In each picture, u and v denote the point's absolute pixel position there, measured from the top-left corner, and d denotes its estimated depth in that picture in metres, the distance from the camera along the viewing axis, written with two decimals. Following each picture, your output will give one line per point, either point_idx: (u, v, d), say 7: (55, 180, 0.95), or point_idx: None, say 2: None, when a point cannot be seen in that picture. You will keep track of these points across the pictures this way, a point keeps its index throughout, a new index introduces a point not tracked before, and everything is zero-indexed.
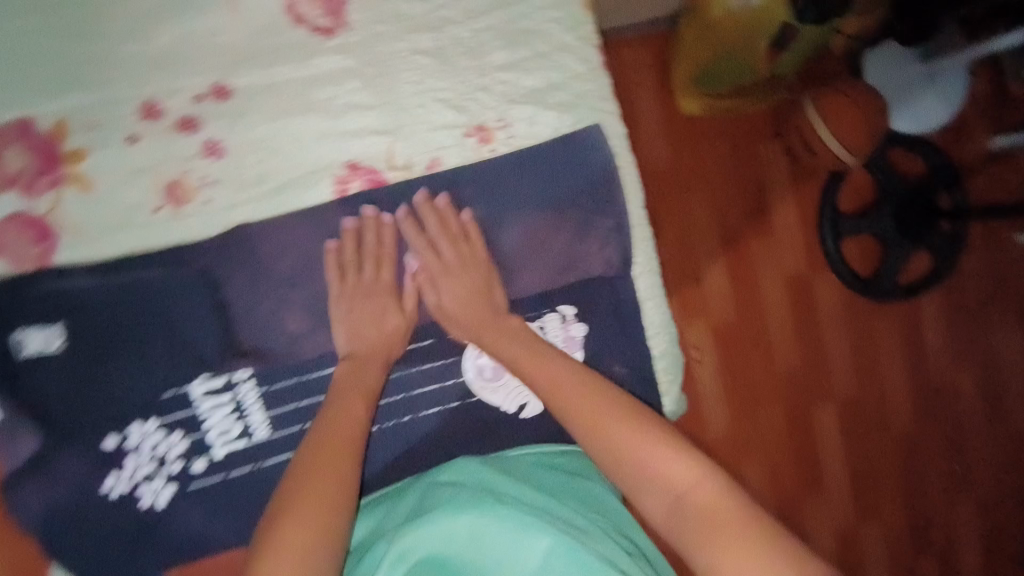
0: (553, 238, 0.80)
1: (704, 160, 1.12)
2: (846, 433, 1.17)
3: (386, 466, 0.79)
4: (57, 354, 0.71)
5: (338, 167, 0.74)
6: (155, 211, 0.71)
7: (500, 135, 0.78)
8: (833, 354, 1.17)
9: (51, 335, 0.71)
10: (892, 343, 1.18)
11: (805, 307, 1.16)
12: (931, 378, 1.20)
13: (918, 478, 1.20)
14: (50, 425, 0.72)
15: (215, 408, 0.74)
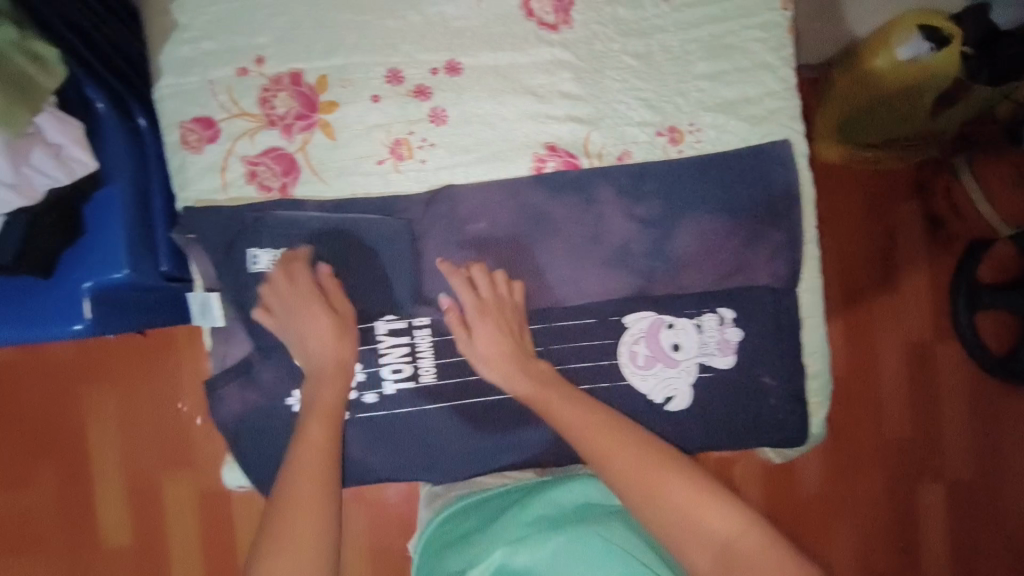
0: (725, 242, 0.83)
1: (847, 207, 1.35)
2: (945, 505, 1.40)
3: (530, 428, 0.85)
4: (278, 274, 0.79)
5: (538, 146, 0.81)
6: (379, 163, 0.81)
7: (689, 138, 0.82)
8: (919, 417, 1.39)
9: (277, 256, 0.79)
10: (962, 419, 1.41)
11: (916, 376, 1.39)
12: (992, 458, 1.41)
13: (957, 539, 1.41)
14: (257, 332, 0.81)
15: (393, 347, 0.83)
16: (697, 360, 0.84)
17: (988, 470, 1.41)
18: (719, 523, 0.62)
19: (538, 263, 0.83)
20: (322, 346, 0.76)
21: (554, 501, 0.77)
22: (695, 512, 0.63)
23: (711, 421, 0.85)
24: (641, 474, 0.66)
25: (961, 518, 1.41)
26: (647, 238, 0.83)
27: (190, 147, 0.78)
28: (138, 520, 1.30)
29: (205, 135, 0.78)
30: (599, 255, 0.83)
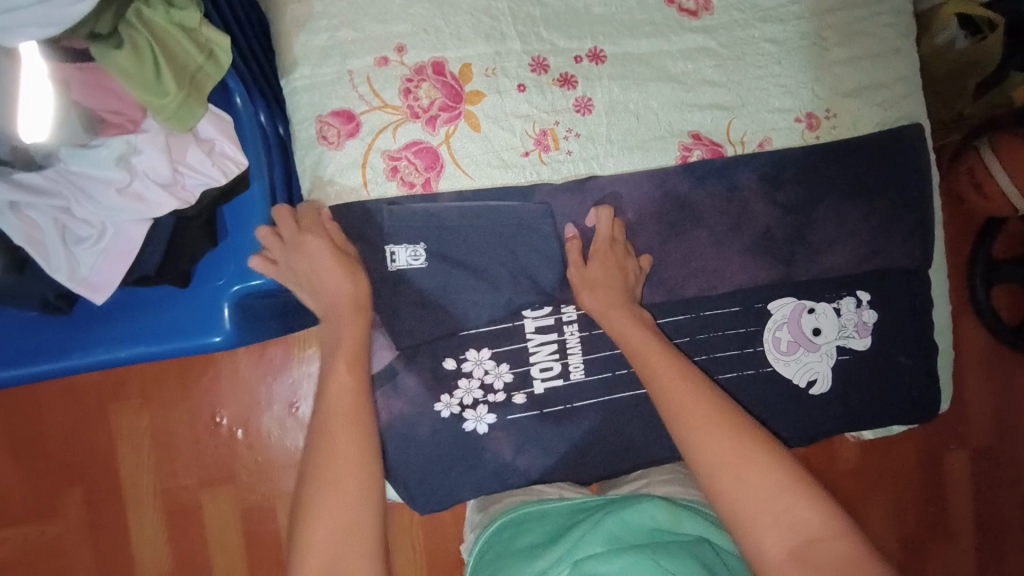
0: (862, 225, 0.84)
1: None
2: (970, 475, 1.49)
3: None
4: (418, 271, 0.75)
5: (684, 135, 0.81)
6: (525, 154, 0.78)
7: (826, 124, 0.83)
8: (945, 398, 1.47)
9: (415, 251, 0.75)
10: (985, 397, 1.49)
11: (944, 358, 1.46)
12: (1012, 431, 1.50)
13: (987, 511, 1.50)
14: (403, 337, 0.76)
15: (542, 345, 0.80)
16: (837, 343, 0.84)
17: (1008, 442, 1.50)
18: (796, 517, 0.58)
19: (685, 252, 0.81)
20: (332, 280, 0.67)
21: (622, 521, 0.65)
22: (771, 504, 0.59)
23: (852, 402, 0.85)
24: (720, 462, 0.61)
25: (985, 488, 1.49)
26: (789, 224, 0.83)
27: (329, 143, 0.74)
28: (180, 550, 1.15)
29: (345, 129, 0.74)
30: (743, 241, 0.82)
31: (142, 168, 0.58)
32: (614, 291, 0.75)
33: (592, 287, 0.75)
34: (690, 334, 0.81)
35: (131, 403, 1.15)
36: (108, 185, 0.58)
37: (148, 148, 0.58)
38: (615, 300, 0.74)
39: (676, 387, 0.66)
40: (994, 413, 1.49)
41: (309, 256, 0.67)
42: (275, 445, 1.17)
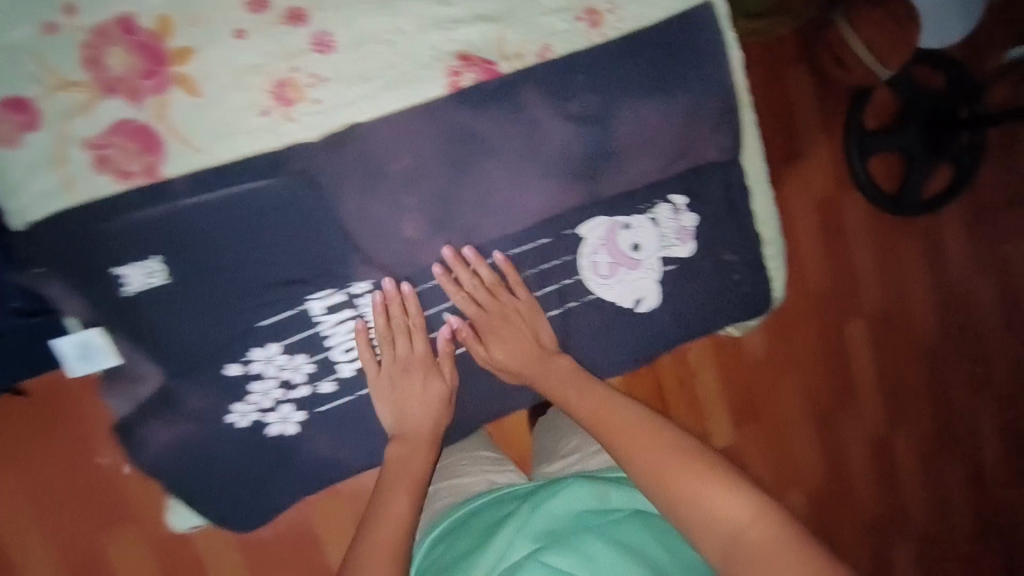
0: (666, 126, 0.77)
1: None
2: (868, 340, 1.53)
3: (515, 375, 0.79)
4: (158, 290, 0.65)
5: (449, 58, 0.70)
6: (263, 114, 0.66)
7: (610, 19, 0.74)
8: (844, 271, 1.48)
9: (149, 270, 0.65)
10: (870, 260, 1.50)
11: (836, 228, 1.46)
12: (898, 288, 1.55)
13: (887, 370, 1.56)
14: (214, 377, 0.69)
15: (337, 325, 0.72)
16: (658, 255, 0.81)
17: (895, 303, 1.55)
18: (723, 508, 0.52)
19: (477, 191, 0.73)
20: (414, 405, 0.69)
21: (556, 521, 0.62)
22: (690, 498, 0.54)
23: (682, 312, 0.83)
24: (651, 465, 0.56)
25: (882, 353, 1.55)
26: (587, 137, 0.75)
27: (4, 141, 0.61)
28: None
29: (21, 121, 0.61)
30: (540, 167, 0.75)
31: None
32: (524, 342, 0.72)
33: (500, 344, 0.72)
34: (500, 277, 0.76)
35: None
36: None
37: None
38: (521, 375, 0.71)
39: (591, 403, 0.65)
40: (881, 276, 1.52)
41: (402, 386, 0.69)
42: None
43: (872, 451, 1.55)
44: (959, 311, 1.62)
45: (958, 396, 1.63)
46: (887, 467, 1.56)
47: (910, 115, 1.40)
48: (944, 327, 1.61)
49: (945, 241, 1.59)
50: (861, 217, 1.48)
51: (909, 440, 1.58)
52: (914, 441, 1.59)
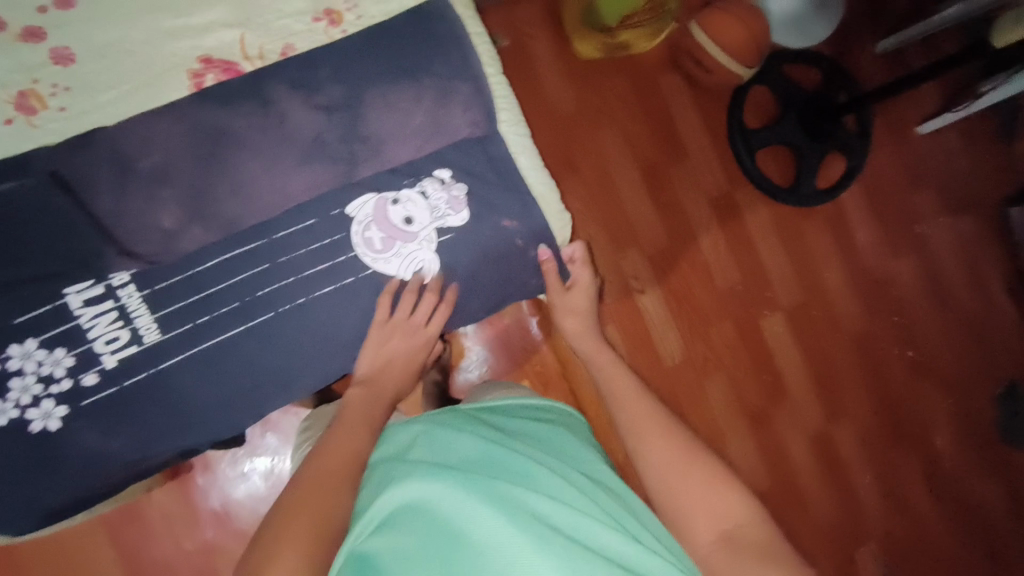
0: (417, 106, 0.82)
1: (610, 97, 1.35)
2: (793, 337, 1.40)
3: (302, 360, 0.79)
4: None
5: (191, 61, 0.77)
6: (9, 123, 0.72)
7: (350, 17, 0.82)
8: (752, 262, 1.39)
9: None
10: (774, 248, 1.40)
11: (734, 219, 1.39)
12: (818, 279, 1.42)
13: (825, 369, 1.41)
14: None
15: (98, 317, 0.74)
16: (434, 227, 0.82)
17: (817, 293, 1.42)
18: (721, 506, 0.61)
19: (232, 180, 0.77)
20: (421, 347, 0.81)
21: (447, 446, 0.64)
22: (699, 490, 0.62)
23: (469, 281, 0.85)
24: (667, 458, 0.66)
25: (810, 350, 1.40)
26: (339, 124, 0.80)
27: None
28: None
29: None
30: (295, 154, 0.79)
31: None
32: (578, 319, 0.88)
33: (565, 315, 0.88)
34: (265, 260, 0.78)
35: None
36: None
37: None
38: (594, 340, 0.84)
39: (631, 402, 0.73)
40: (795, 265, 1.41)
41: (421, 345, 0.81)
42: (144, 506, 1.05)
43: (821, 457, 1.39)
44: (886, 298, 1.44)
45: (915, 395, 1.44)
46: (842, 475, 1.39)
47: (788, 107, 1.36)
48: (888, 315, 1.44)
49: (865, 224, 1.44)
50: (761, 211, 1.40)
51: (864, 443, 1.41)
52: (870, 443, 1.41)
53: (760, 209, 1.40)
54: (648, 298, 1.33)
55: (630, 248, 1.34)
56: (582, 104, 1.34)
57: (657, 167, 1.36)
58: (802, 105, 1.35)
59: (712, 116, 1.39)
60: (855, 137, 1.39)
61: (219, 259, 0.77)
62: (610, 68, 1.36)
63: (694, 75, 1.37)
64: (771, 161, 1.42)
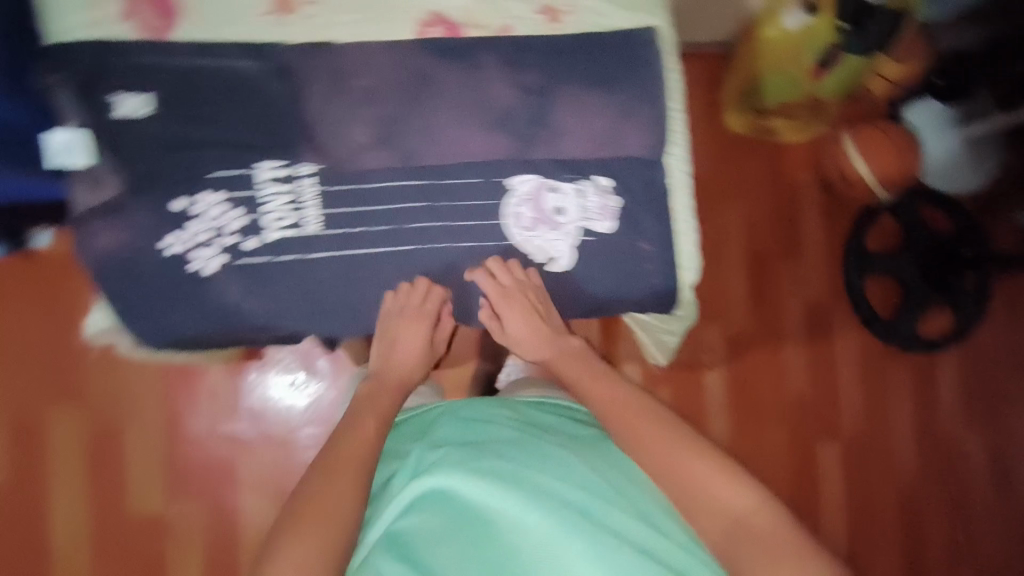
0: (601, 114, 0.89)
1: (749, 173, 1.40)
2: (839, 468, 1.35)
3: (423, 295, 0.86)
4: (144, 119, 0.79)
5: (424, 13, 0.85)
6: (263, 14, 0.81)
7: (569, 18, 0.88)
8: (827, 380, 1.37)
9: (137, 102, 0.78)
10: (849, 374, 1.38)
11: (822, 331, 1.38)
12: (881, 420, 1.38)
13: (862, 511, 1.35)
14: (157, 204, 0.80)
15: (277, 194, 0.83)
16: (578, 226, 0.90)
17: (877, 436, 1.38)
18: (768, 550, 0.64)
19: (425, 122, 0.86)
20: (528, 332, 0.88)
21: (473, 428, 0.80)
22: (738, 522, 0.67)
23: (589, 283, 0.92)
24: (675, 458, 0.72)
25: (855, 491, 1.35)
26: (529, 104, 0.88)
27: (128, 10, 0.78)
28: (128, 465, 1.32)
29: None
30: (484, 118, 0.87)
31: None
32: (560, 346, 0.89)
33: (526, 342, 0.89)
34: (429, 199, 0.87)
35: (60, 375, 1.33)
36: None
37: None
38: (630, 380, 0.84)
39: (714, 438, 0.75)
40: (864, 397, 1.38)
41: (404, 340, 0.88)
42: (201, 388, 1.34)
43: None
44: (945, 465, 1.39)
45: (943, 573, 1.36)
46: None
47: (912, 245, 1.30)
48: (943, 480, 1.38)
49: (949, 384, 1.40)
50: (848, 334, 1.39)
51: None
52: None
53: (845, 330, 1.38)
54: (713, 375, 1.33)
55: (714, 321, 1.35)
56: (721, 171, 1.38)
57: (769, 254, 1.38)
58: (928, 248, 1.29)
59: (830, 225, 1.40)
60: (972, 299, 1.32)
61: (391, 183, 0.86)
62: (756, 145, 1.40)
63: (831, 182, 1.37)
64: (875, 289, 1.40)
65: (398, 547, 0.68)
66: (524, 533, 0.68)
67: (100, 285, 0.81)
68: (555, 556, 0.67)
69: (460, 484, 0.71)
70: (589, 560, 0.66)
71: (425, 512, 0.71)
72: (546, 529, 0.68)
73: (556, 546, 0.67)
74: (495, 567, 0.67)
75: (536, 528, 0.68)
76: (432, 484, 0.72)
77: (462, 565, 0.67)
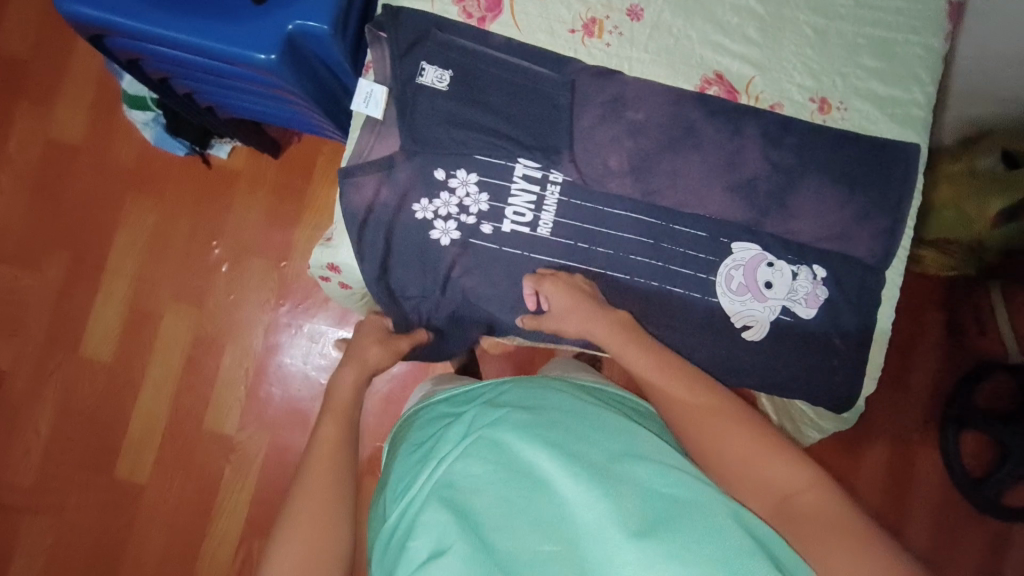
0: (838, 208, 0.91)
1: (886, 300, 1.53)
2: None
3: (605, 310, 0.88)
4: (436, 91, 0.86)
5: (709, 70, 0.91)
6: (571, 31, 0.89)
7: (835, 113, 0.92)
8: (902, 519, 1.49)
9: (441, 76, 0.86)
10: (922, 510, 1.50)
11: (903, 467, 1.51)
12: (945, 562, 1.48)
13: None
14: (424, 168, 0.86)
15: (523, 192, 0.88)
16: (783, 303, 0.90)
17: None
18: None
19: (675, 166, 0.89)
20: None
21: (535, 399, 0.76)
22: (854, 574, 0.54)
23: (777, 362, 0.91)
24: (709, 422, 0.69)
25: None
26: (774, 181, 0.90)
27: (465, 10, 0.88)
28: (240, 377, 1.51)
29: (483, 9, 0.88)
30: (730, 179, 0.90)
31: None
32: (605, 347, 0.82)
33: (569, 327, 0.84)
34: (654, 238, 0.90)
35: (207, 278, 1.53)
36: None
37: None
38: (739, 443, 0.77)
39: None
40: (933, 541, 1.49)
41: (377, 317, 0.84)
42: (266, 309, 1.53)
43: None
44: None
45: None
46: None
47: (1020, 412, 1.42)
48: None
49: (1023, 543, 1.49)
50: (931, 474, 1.51)
51: None
52: None
53: (931, 467, 1.51)
54: None
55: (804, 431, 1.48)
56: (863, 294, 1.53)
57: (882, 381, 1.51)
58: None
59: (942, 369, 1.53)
60: None
61: (627, 213, 0.89)
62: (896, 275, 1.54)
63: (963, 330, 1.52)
64: (973, 442, 1.52)
65: (438, 492, 0.63)
66: (573, 501, 0.61)
67: (343, 224, 0.86)
68: (608, 524, 0.58)
69: (512, 445, 0.66)
70: (646, 538, 0.56)
71: (473, 462, 0.65)
72: (595, 506, 0.59)
73: (608, 519, 0.58)
74: (541, 524, 0.60)
75: (585, 496, 0.60)
76: (482, 437, 0.68)
77: (503, 517, 0.60)
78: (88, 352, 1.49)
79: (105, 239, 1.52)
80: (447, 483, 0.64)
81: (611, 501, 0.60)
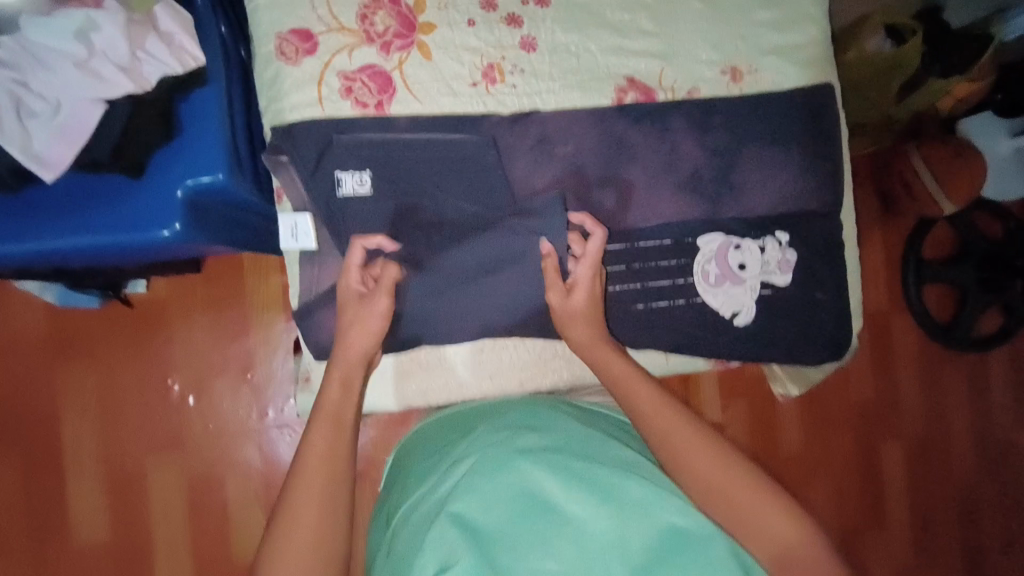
0: (781, 170, 0.92)
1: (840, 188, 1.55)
2: (904, 461, 1.58)
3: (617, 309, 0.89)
4: (362, 198, 0.80)
5: (619, 78, 0.88)
6: (472, 85, 0.84)
7: (749, 78, 0.92)
8: (898, 390, 1.58)
9: (361, 180, 0.80)
10: (912, 377, 1.59)
11: (886, 344, 1.58)
12: (941, 415, 1.61)
13: (923, 497, 1.59)
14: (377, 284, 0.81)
15: (484, 266, 0.84)
16: (760, 279, 0.92)
17: (939, 434, 1.61)
18: None
19: (619, 185, 0.87)
20: None
21: (534, 419, 0.74)
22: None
23: (769, 332, 0.93)
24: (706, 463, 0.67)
25: (918, 482, 1.59)
26: (715, 165, 0.90)
27: (357, 101, 0.81)
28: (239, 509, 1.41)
29: (375, 94, 0.81)
30: (675, 179, 0.89)
31: (102, 47, 0.63)
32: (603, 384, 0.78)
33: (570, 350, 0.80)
34: (622, 261, 0.88)
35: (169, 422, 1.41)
36: (67, 58, 0.62)
37: (107, 25, 0.63)
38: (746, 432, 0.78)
39: None
40: (927, 400, 1.60)
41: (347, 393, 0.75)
42: (224, 413, 1.41)
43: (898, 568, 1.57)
44: (997, 451, 1.64)
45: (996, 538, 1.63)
46: None
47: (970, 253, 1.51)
48: (991, 457, 1.63)
49: (1002, 375, 1.63)
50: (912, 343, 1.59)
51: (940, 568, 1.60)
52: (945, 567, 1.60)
53: (910, 337, 1.58)
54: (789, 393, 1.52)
55: None
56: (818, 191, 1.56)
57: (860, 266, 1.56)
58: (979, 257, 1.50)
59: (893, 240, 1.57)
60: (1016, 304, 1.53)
61: None
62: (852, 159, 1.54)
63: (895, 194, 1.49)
64: (933, 294, 1.60)
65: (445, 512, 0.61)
66: (577, 520, 0.59)
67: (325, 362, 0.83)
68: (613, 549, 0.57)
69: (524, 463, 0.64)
70: (647, 574, 0.56)
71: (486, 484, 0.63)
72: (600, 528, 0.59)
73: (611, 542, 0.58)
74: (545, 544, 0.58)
75: (589, 517, 0.59)
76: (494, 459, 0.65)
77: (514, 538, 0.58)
78: (77, 542, 1.37)
79: (48, 420, 1.38)
80: (453, 501, 0.62)
81: (614, 524, 0.59)
